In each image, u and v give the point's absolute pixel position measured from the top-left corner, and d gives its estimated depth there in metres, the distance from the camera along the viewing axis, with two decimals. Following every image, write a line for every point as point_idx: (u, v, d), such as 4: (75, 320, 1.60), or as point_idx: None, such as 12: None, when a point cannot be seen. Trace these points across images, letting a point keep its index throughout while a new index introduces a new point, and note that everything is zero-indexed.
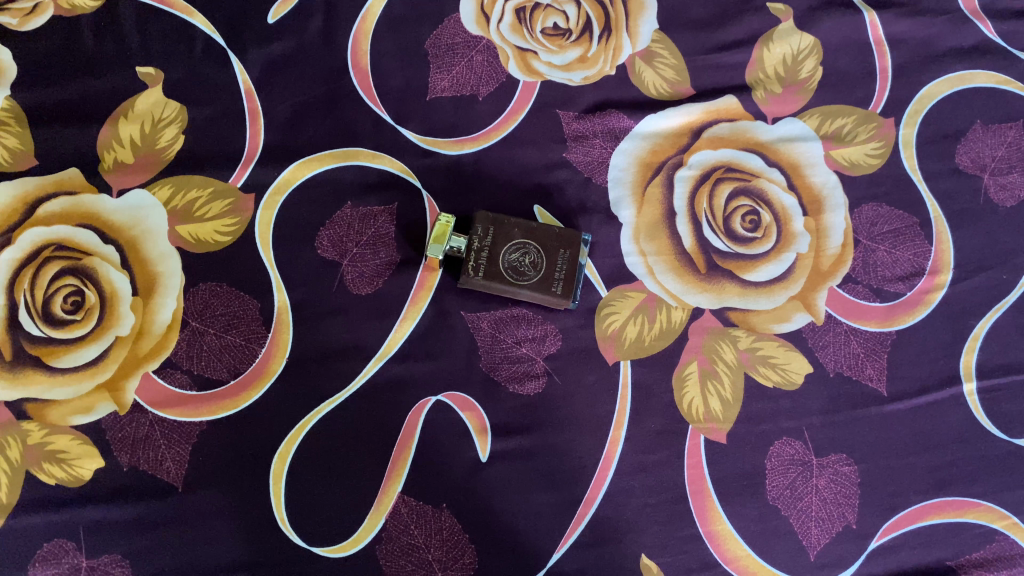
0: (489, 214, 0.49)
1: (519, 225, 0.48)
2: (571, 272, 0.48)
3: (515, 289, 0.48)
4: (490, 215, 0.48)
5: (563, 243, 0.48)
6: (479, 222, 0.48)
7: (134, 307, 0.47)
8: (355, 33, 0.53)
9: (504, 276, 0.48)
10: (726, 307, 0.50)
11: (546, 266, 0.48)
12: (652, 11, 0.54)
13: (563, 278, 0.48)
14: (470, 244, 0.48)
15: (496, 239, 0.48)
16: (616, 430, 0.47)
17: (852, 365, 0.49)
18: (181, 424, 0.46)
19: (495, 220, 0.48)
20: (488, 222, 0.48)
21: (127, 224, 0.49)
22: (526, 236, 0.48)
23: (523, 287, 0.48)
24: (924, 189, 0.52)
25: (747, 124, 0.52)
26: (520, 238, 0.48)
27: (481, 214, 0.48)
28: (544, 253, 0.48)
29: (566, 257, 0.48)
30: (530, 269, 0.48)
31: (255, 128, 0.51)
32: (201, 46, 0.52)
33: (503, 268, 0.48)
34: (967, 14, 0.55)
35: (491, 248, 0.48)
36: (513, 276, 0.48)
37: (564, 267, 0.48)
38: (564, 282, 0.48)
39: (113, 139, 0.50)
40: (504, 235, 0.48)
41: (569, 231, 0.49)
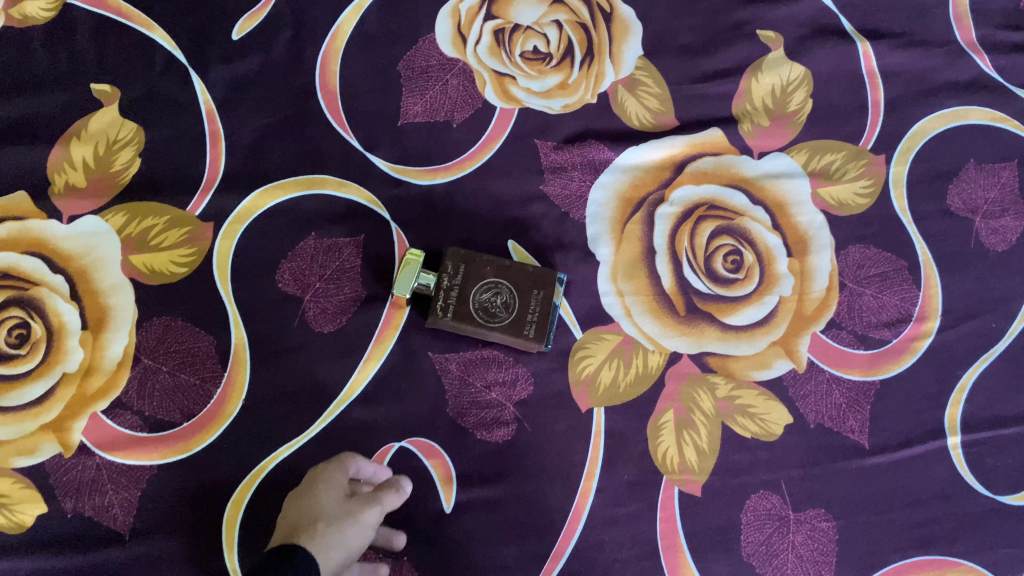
0: (460, 250, 0.46)
1: (492, 263, 0.46)
2: (544, 314, 0.46)
3: (483, 330, 0.45)
4: (461, 252, 0.46)
5: (538, 284, 0.46)
6: (449, 258, 0.46)
7: (83, 342, 0.45)
8: (324, 52, 0.50)
9: (473, 317, 0.45)
10: (704, 352, 0.48)
11: (518, 307, 0.45)
12: (637, 37, 0.51)
13: (535, 321, 0.45)
14: (438, 281, 0.45)
15: (467, 277, 0.46)
16: (587, 480, 0.46)
17: (835, 416, 0.47)
18: (130, 467, 0.44)
19: (467, 257, 0.46)
20: (459, 259, 0.46)
21: (77, 251, 0.46)
22: (498, 275, 0.46)
23: (492, 330, 0.45)
24: (913, 231, 0.50)
25: (732, 158, 0.50)
26: (491, 276, 0.46)
27: (454, 249, 0.46)
28: (516, 294, 0.46)
29: (540, 299, 0.46)
30: (501, 310, 0.45)
31: (216, 152, 0.48)
32: (161, 63, 0.49)
33: (473, 308, 0.45)
34: (963, 47, 0.53)
35: (460, 287, 0.45)
36: (482, 317, 0.45)
37: (537, 309, 0.45)
38: (536, 325, 0.45)
39: (64, 161, 0.47)
40: (474, 273, 0.46)
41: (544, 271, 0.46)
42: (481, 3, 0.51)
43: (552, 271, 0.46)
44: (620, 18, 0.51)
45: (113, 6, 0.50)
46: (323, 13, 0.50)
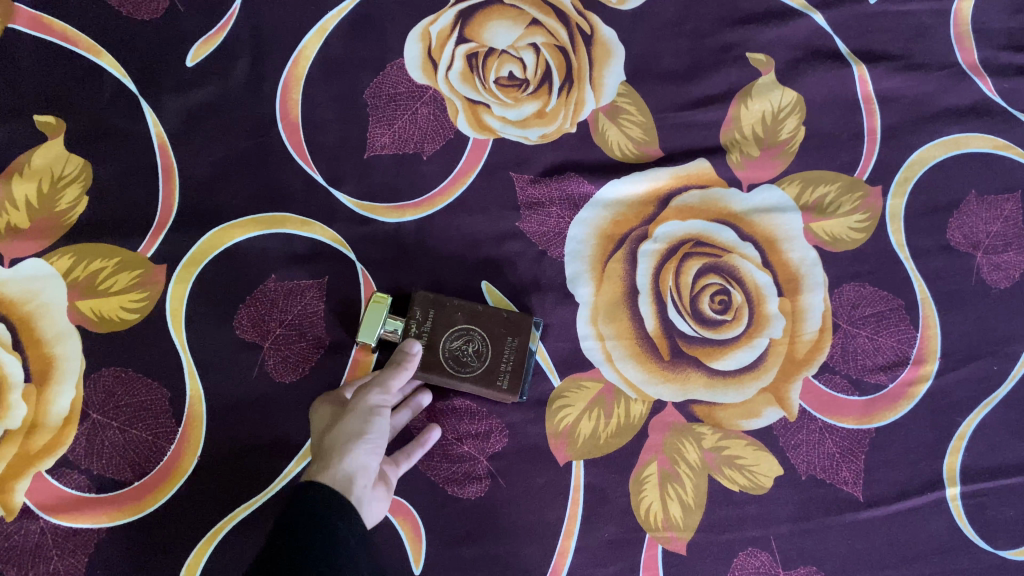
0: (429, 293, 0.43)
1: (463, 308, 0.43)
2: (519, 363, 0.42)
3: (454, 380, 0.42)
4: (430, 296, 0.43)
5: (512, 330, 0.42)
6: (417, 303, 0.43)
7: (26, 396, 0.42)
8: (285, 79, 0.47)
9: (444, 366, 0.42)
10: (690, 400, 0.45)
11: (491, 356, 0.42)
12: (619, 61, 0.48)
13: (509, 371, 0.42)
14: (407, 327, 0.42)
15: (436, 324, 0.42)
16: (566, 539, 0.43)
17: (827, 467, 0.45)
18: (77, 531, 0.41)
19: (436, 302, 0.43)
20: (427, 303, 0.43)
21: (20, 298, 0.43)
22: (470, 321, 0.42)
23: (464, 380, 0.42)
24: (911, 268, 0.47)
25: (719, 191, 0.47)
26: (462, 322, 0.42)
27: (421, 292, 0.43)
28: (489, 341, 0.42)
29: (516, 345, 0.42)
30: (473, 358, 0.42)
31: (169, 189, 0.45)
32: (111, 92, 0.46)
33: (442, 357, 0.42)
34: (964, 69, 0.50)
35: (429, 334, 0.42)
36: (453, 366, 0.42)
37: (511, 358, 0.42)
38: (511, 374, 0.42)
39: (6, 200, 0.44)
40: (444, 319, 0.42)
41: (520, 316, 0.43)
42: (453, 25, 0.48)
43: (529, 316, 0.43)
44: (601, 41, 0.48)
45: (57, 30, 0.46)
46: (284, 38, 0.47)
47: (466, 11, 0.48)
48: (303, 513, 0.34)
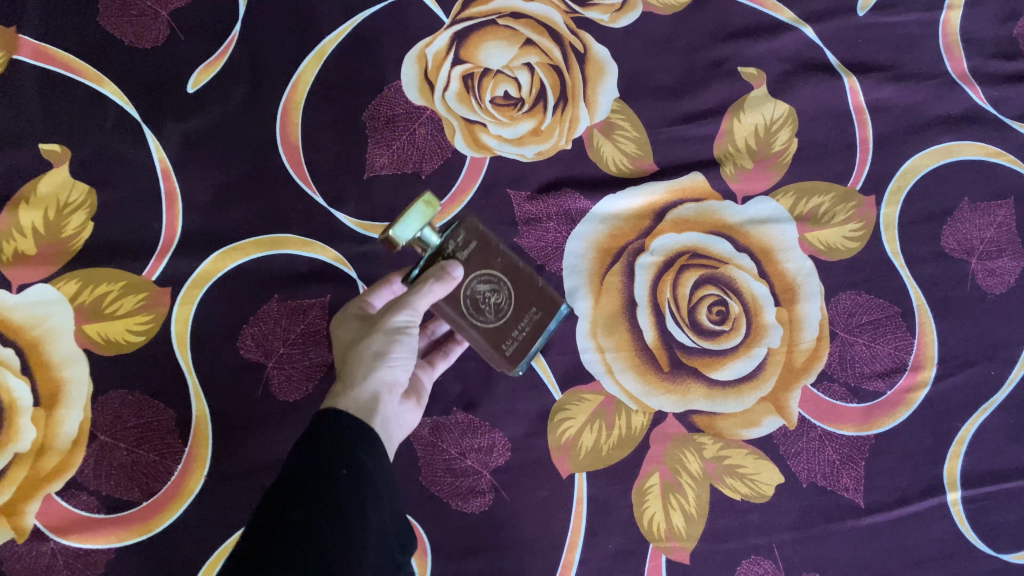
0: (478, 225, 0.39)
1: (504, 257, 0.39)
2: (530, 338, 0.40)
3: (463, 323, 0.38)
4: (479, 228, 0.38)
5: (539, 302, 0.40)
6: (464, 230, 0.38)
7: (35, 421, 0.43)
8: (284, 103, 0.47)
9: (458, 304, 0.38)
10: (690, 410, 0.45)
11: (508, 318, 0.39)
12: (611, 78, 0.49)
13: (517, 343, 0.39)
14: (440, 246, 0.37)
15: (472, 259, 0.38)
16: (570, 551, 0.44)
17: (828, 474, 0.45)
18: (87, 552, 0.42)
19: (482, 238, 0.38)
20: (472, 234, 0.38)
21: (28, 323, 0.44)
22: (506, 274, 0.39)
23: (471, 329, 0.39)
24: (906, 276, 0.48)
25: (715, 203, 0.48)
26: (497, 269, 0.39)
27: (470, 218, 0.38)
28: (513, 305, 0.39)
29: (536, 317, 0.40)
30: (491, 311, 0.39)
31: (173, 213, 0.46)
32: (114, 119, 0.47)
33: (462, 296, 0.38)
34: (954, 78, 0.50)
35: (464, 262, 0.38)
36: (466, 314, 0.38)
37: (524, 330, 0.39)
38: (518, 348, 0.39)
39: (13, 228, 0.45)
40: (483, 257, 0.38)
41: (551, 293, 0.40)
42: (448, 47, 0.48)
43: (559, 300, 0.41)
44: (594, 59, 0.49)
45: (60, 60, 0.47)
46: (282, 62, 0.48)
47: (461, 33, 0.49)
48: (324, 452, 0.33)
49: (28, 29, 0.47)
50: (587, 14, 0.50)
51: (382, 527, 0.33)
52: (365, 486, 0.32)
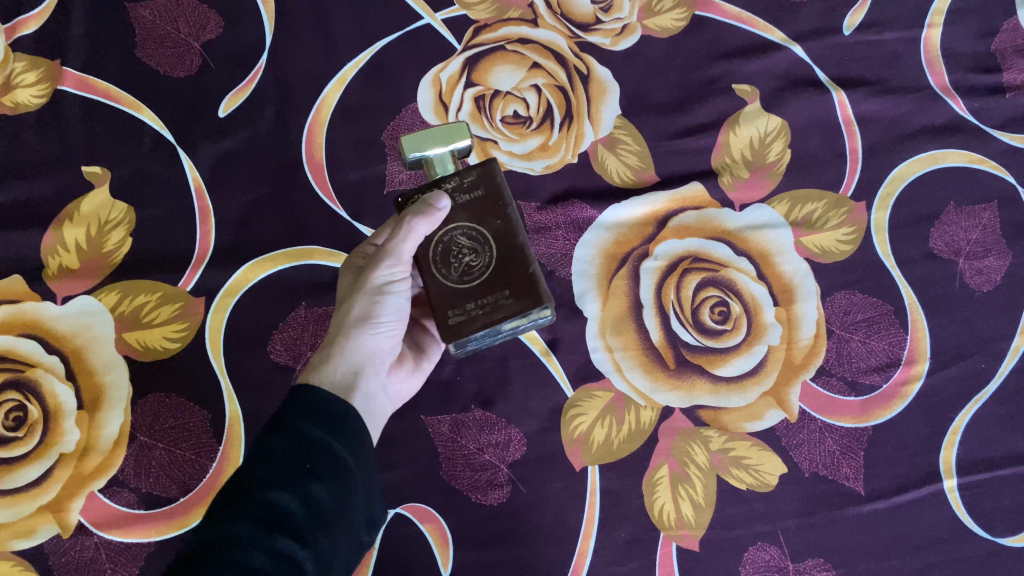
0: (498, 177, 0.39)
1: (501, 221, 0.39)
2: (481, 319, 0.38)
3: (428, 268, 0.39)
4: (496, 178, 0.39)
5: (510, 288, 0.38)
6: (475, 175, 0.39)
7: (79, 422, 0.46)
8: (309, 125, 0.51)
9: (433, 244, 0.39)
10: (696, 405, 0.48)
11: (470, 287, 0.38)
12: (614, 97, 0.52)
13: (462, 318, 0.38)
14: (445, 176, 0.39)
15: (469, 204, 0.39)
16: (585, 540, 0.46)
17: (829, 464, 0.47)
18: (128, 545, 0.44)
19: (490, 193, 0.39)
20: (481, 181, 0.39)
21: (72, 332, 0.47)
22: (494, 237, 0.39)
23: (432, 276, 0.39)
24: (898, 276, 0.50)
25: (713, 211, 0.51)
26: (487, 229, 0.39)
27: (496, 170, 0.39)
28: (482, 275, 0.38)
29: (498, 301, 0.38)
30: (458, 267, 0.39)
31: (206, 228, 0.49)
32: (150, 142, 0.50)
33: (436, 237, 0.39)
34: (936, 91, 0.53)
35: (459, 202, 0.39)
36: (436, 261, 0.39)
37: (478, 310, 0.38)
38: (460, 323, 0.38)
39: (58, 244, 0.48)
40: (483, 209, 0.39)
41: (537, 288, 0.38)
42: (461, 71, 0.52)
43: (538, 303, 0.38)
44: (597, 80, 0.52)
45: (101, 89, 0.51)
46: (307, 87, 0.51)
47: (472, 58, 0.52)
48: (281, 449, 0.33)
49: (71, 62, 0.51)
50: (590, 38, 0.53)
51: (342, 518, 0.33)
52: (322, 479, 0.33)
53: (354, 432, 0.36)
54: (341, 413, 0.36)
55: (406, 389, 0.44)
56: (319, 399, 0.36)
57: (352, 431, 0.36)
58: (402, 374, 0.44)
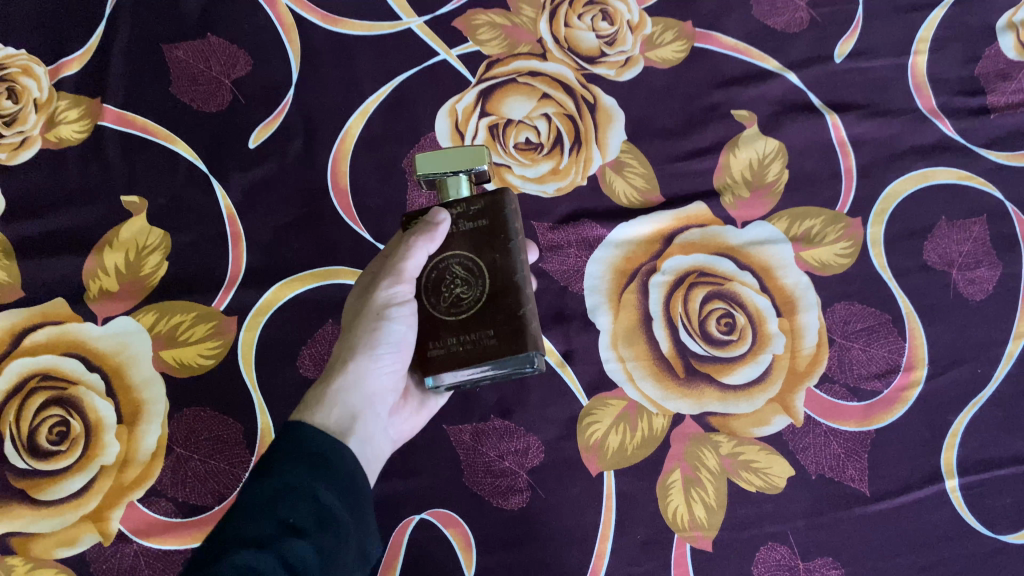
0: (501, 205, 0.39)
1: (494, 255, 0.39)
2: (462, 355, 0.39)
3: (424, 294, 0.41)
4: (498, 206, 0.39)
5: (491, 330, 0.38)
6: (476, 203, 0.39)
7: (119, 436, 0.48)
8: (334, 154, 0.54)
9: (433, 270, 0.40)
10: (706, 412, 0.50)
11: (456, 318, 0.39)
12: (619, 123, 0.55)
13: (443, 352, 0.40)
14: (456, 200, 0.40)
15: (468, 233, 0.39)
16: (602, 542, 0.48)
17: (834, 466, 0.49)
18: (166, 552, 0.46)
19: (489, 224, 0.39)
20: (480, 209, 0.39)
21: (112, 350, 0.50)
22: (484, 271, 0.39)
23: (425, 305, 0.41)
24: (894, 286, 0.53)
25: (717, 229, 0.53)
26: (482, 262, 0.39)
27: (502, 200, 0.39)
28: (466, 310, 0.39)
29: (480, 340, 0.39)
30: (447, 297, 0.40)
31: (238, 251, 0.52)
32: (185, 172, 0.53)
33: (434, 264, 0.40)
34: (925, 113, 0.57)
35: (461, 230, 0.40)
36: (429, 288, 0.41)
37: (459, 346, 0.39)
38: (439, 357, 0.40)
39: (99, 268, 0.51)
40: (484, 241, 0.39)
41: (519, 336, 0.38)
42: (475, 102, 0.55)
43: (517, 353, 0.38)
44: (603, 107, 0.55)
45: (139, 124, 0.54)
46: (331, 119, 0.54)
47: (486, 89, 0.55)
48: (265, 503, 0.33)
49: (111, 100, 0.54)
50: (595, 70, 0.56)
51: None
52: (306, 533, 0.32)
53: (339, 476, 0.36)
54: (325, 459, 0.36)
55: (408, 426, 0.46)
56: (304, 448, 0.36)
57: (339, 476, 0.36)
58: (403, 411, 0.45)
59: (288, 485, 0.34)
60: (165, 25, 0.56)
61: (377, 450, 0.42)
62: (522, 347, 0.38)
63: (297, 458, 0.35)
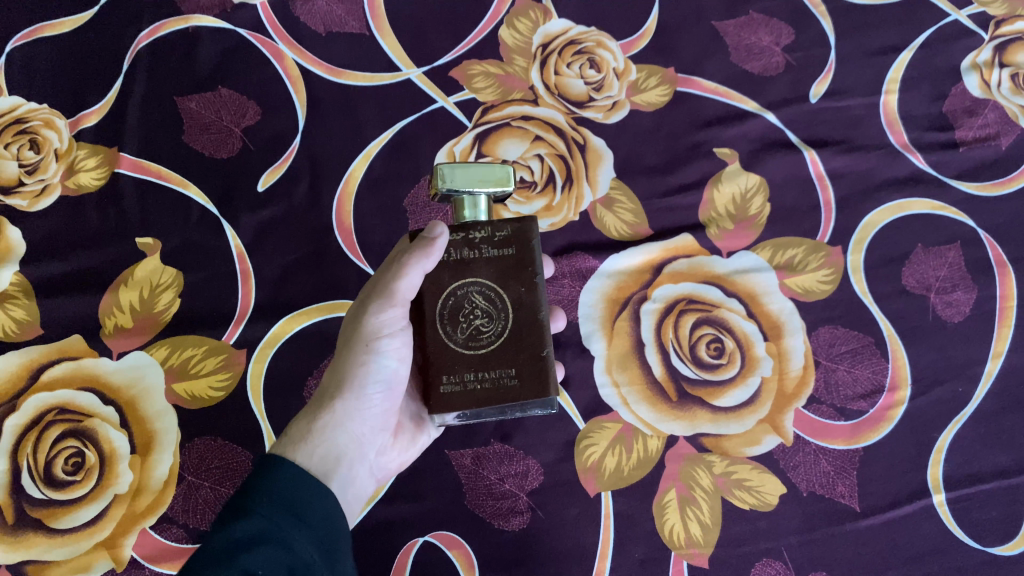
0: (531, 236, 0.41)
1: (521, 289, 0.41)
2: (481, 394, 0.40)
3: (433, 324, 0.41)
4: (526, 237, 0.41)
5: (515, 369, 0.40)
6: (503, 230, 0.41)
7: (132, 465, 0.50)
8: (339, 195, 0.57)
9: (447, 298, 0.41)
10: (698, 433, 0.52)
11: (475, 351, 0.41)
12: (608, 162, 0.58)
13: (459, 388, 0.40)
14: (478, 223, 0.41)
15: (494, 262, 0.41)
16: (601, 560, 0.49)
17: (824, 484, 0.51)
18: None
19: (518, 255, 0.41)
20: (509, 238, 0.41)
21: (126, 384, 0.52)
22: (508, 305, 0.41)
23: (438, 334, 0.41)
24: (875, 310, 0.55)
25: (703, 258, 0.56)
26: (507, 295, 0.41)
27: (531, 232, 0.41)
28: (488, 345, 0.41)
29: (501, 378, 0.41)
30: (467, 328, 0.41)
31: (247, 288, 0.54)
32: (197, 215, 0.56)
33: (449, 293, 0.41)
34: (898, 148, 0.60)
35: (487, 256, 0.41)
36: (445, 317, 0.41)
37: (477, 384, 0.40)
38: (453, 393, 0.40)
39: (114, 306, 0.53)
40: (512, 272, 0.41)
41: (542, 377, 0.41)
42: (472, 144, 0.58)
43: (539, 394, 0.41)
44: (592, 147, 0.59)
45: (153, 170, 0.57)
46: (335, 163, 0.57)
47: (481, 133, 0.59)
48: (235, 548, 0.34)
49: (127, 149, 0.58)
50: (584, 113, 0.59)
51: None
52: None
53: (313, 525, 0.37)
54: (301, 507, 0.37)
55: (394, 464, 0.47)
56: (280, 491, 0.37)
57: (313, 526, 0.37)
58: (392, 449, 0.47)
59: (258, 532, 0.35)
60: (179, 79, 0.59)
61: (359, 489, 0.45)
62: (543, 391, 0.41)
63: (272, 503, 0.36)
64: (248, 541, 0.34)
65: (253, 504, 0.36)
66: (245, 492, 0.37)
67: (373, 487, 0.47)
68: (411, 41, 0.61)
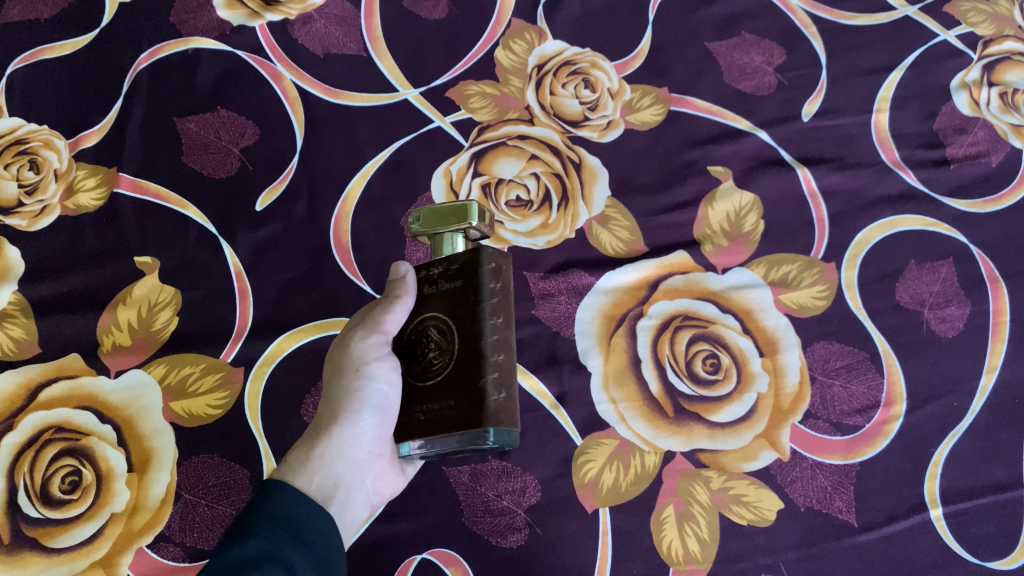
0: (484, 262, 0.41)
1: (470, 318, 0.41)
2: (430, 424, 0.41)
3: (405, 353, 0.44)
4: (481, 263, 0.41)
5: (451, 399, 0.40)
6: (459, 259, 0.42)
7: (129, 483, 0.50)
8: (337, 214, 0.57)
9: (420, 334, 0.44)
10: (695, 449, 0.52)
11: (426, 381, 0.42)
12: (604, 180, 0.59)
13: (411, 419, 0.42)
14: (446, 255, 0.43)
15: (451, 293, 0.42)
16: None
17: (821, 499, 0.51)
18: None
19: (471, 284, 0.41)
20: (463, 267, 0.42)
21: (123, 402, 0.52)
22: (457, 335, 0.41)
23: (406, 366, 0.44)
24: (870, 326, 0.56)
25: (699, 274, 0.56)
26: (455, 323, 0.41)
27: (477, 258, 0.41)
28: (435, 374, 0.41)
29: (444, 408, 0.41)
30: (422, 360, 0.42)
31: (245, 306, 0.55)
32: (195, 234, 0.56)
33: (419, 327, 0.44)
34: (890, 165, 0.60)
35: (443, 290, 0.43)
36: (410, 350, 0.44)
37: (425, 414, 0.42)
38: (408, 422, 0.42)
39: (112, 324, 0.54)
40: (461, 302, 0.41)
41: (480, 407, 0.39)
42: (469, 163, 0.59)
43: (476, 423, 0.39)
44: (587, 166, 0.59)
45: (152, 190, 0.57)
46: (334, 183, 0.58)
47: (478, 152, 0.59)
48: (239, 564, 0.34)
49: (126, 169, 0.58)
50: (580, 132, 0.60)
51: None
52: None
53: (313, 549, 0.37)
54: (302, 534, 0.38)
55: (388, 491, 0.47)
56: (282, 517, 0.38)
57: (313, 550, 0.37)
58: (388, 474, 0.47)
59: (262, 551, 0.35)
60: (178, 100, 0.60)
61: (354, 514, 0.45)
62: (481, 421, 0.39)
63: (273, 526, 0.37)
64: (250, 558, 0.34)
65: (256, 526, 0.36)
66: (249, 516, 0.37)
67: (370, 511, 0.47)
68: (407, 63, 0.62)
